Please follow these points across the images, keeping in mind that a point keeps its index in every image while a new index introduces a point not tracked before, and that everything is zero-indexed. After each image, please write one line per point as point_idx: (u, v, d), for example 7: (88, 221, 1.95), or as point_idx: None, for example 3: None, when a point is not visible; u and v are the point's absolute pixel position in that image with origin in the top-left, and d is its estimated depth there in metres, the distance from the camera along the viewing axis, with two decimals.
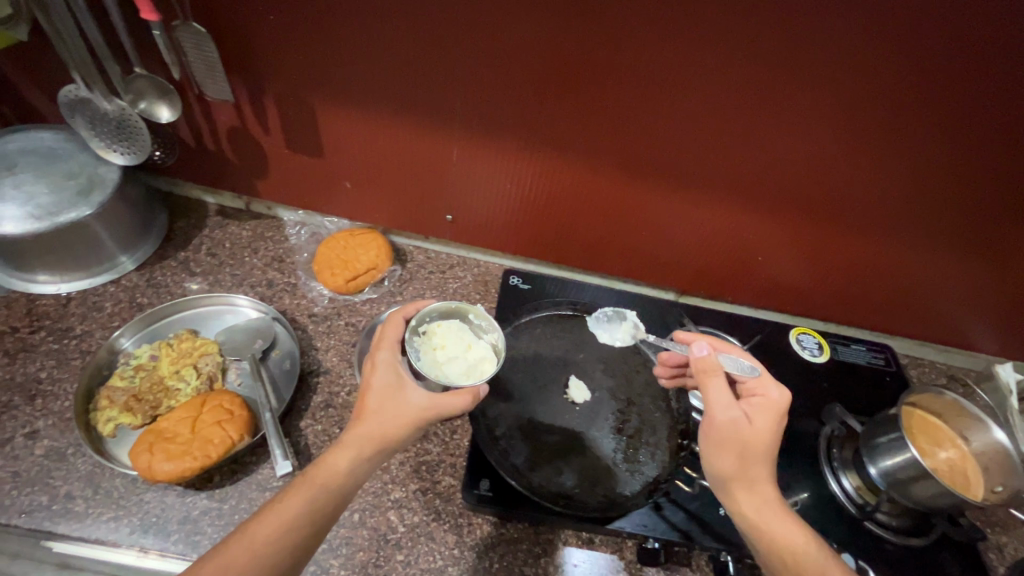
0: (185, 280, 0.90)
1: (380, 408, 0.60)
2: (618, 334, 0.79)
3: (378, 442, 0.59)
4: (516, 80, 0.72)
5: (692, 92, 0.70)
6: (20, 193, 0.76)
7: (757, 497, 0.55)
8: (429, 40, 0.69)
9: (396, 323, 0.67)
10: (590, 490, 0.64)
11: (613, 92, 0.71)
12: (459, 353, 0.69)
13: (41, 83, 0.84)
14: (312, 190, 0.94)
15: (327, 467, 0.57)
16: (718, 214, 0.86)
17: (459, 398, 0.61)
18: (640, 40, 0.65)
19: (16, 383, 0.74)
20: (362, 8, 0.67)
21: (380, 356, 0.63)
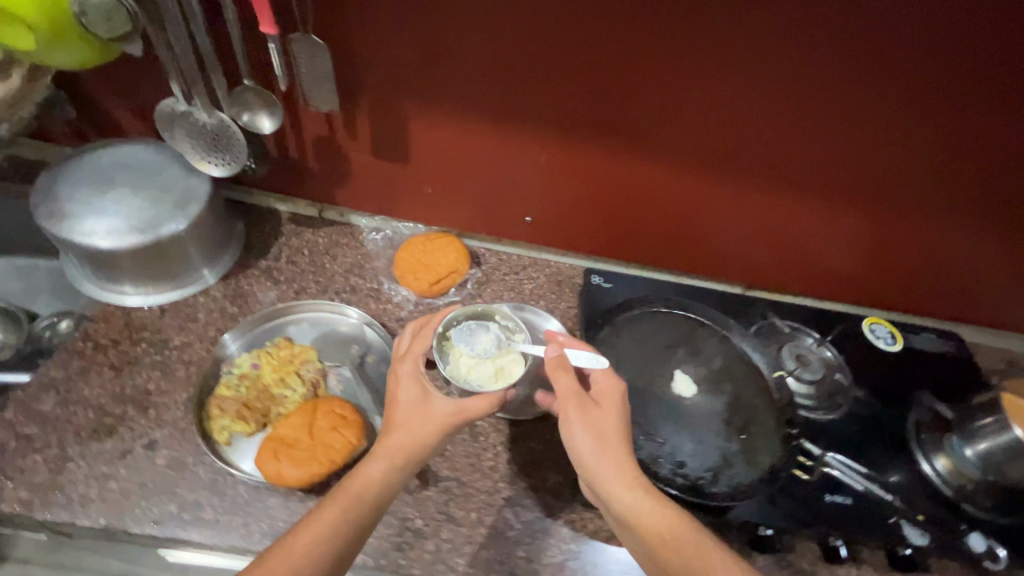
0: (271, 289, 0.90)
1: (406, 420, 0.63)
2: (477, 350, 0.70)
3: (404, 453, 0.61)
4: (607, 82, 0.74)
5: (777, 90, 0.72)
6: (122, 206, 0.76)
7: (627, 483, 0.57)
8: (524, 42, 0.71)
9: (424, 338, 0.68)
10: (714, 481, 0.66)
11: (701, 92, 0.74)
12: (483, 356, 0.70)
13: (124, 95, 0.83)
14: (391, 195, 0.94)
15: (362, 479, 0.60)
16: (791, 210, 0.88)
17: (481, 401, 0.62)
18: (734, 39, 0.68)
19: (127, 395, 0.75)
20: (465, 12, 0.69)
21: (401, 368, 0.66)
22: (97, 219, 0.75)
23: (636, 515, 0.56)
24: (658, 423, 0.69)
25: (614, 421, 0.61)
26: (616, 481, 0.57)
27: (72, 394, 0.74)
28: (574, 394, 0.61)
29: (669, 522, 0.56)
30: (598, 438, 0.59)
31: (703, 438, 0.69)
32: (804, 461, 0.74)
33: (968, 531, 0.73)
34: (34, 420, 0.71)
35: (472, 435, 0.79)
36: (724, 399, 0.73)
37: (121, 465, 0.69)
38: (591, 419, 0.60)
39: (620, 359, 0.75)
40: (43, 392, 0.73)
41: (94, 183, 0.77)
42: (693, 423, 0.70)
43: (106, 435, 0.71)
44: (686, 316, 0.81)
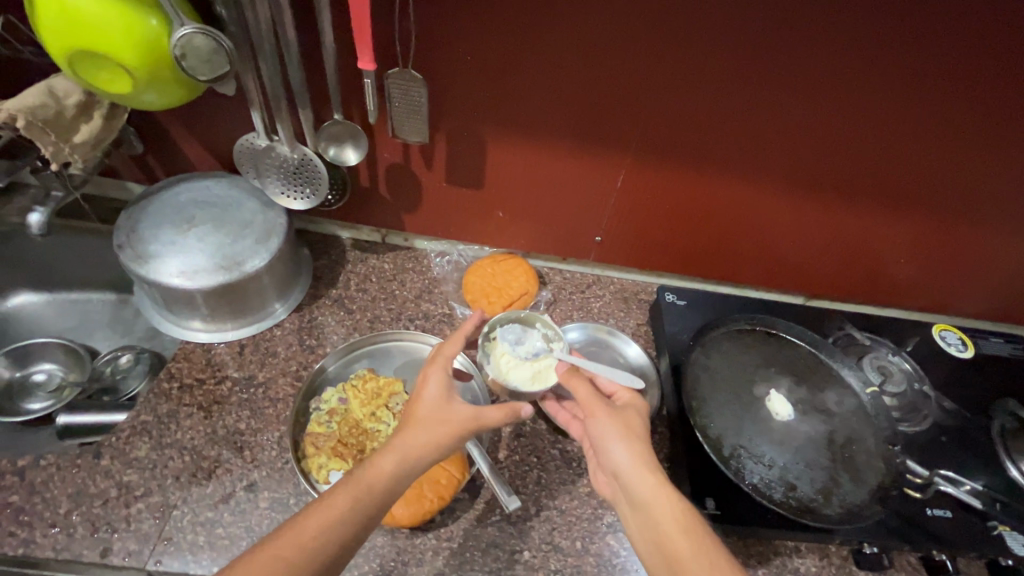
0: (345, 319, 0.90)
1: (428, 418, 0.60)
2: (521, 350, 0.72)
3: (422, 453, 0.58)
4: (689, 103, 0.74)
5: (861, 106, 0.72)
6: (206, 244, 0.76)
7: (649, 467, 0.59)
8: (607, 69, 0.71)
9: (456, 340, 0.68)
10: (827, 501, 0.65)
11: (783, 110, 0.74)
12: (525, 358, 0.72)
13: (194, 131, 0.82)
14: (460, 220, 0.94)
15: (373, 470, 0.55)
16: (862, 222, 0.88)
17: (497, 411, 0.62)
18: (826, 61, 0.67)
19: (220, 437, 0.74)
20: (551, 40, 0.68)
21: (433, 368, 0.65)
22: (182, 258, 0.74)
23: (653, 498, 0.57)
24: (761, 446, 0.69)
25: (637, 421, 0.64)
26: (638, 475, 0.59)
27: (165, 437, 0.73)
28: (594, 398, 0.65)
29: (683, 511, 0.57)
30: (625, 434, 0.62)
31: (809, 459, 0.68)
32: (913, 479, 0.74)
33: None
34: (131, 467, 0.70)
35: (565, 461, 0.79)
36: (822, 418, 0.72)
37: (225, 509, 0.68)
38: (616, 418, 0.63)
39: (716, 382, 0.75)
40: (136, 437, 0.72)
41: (176, 222, 0.77)
42: (797, 446, 0.69)
43: (206, 479, 0.70)
44: (770, 333, 0.81)
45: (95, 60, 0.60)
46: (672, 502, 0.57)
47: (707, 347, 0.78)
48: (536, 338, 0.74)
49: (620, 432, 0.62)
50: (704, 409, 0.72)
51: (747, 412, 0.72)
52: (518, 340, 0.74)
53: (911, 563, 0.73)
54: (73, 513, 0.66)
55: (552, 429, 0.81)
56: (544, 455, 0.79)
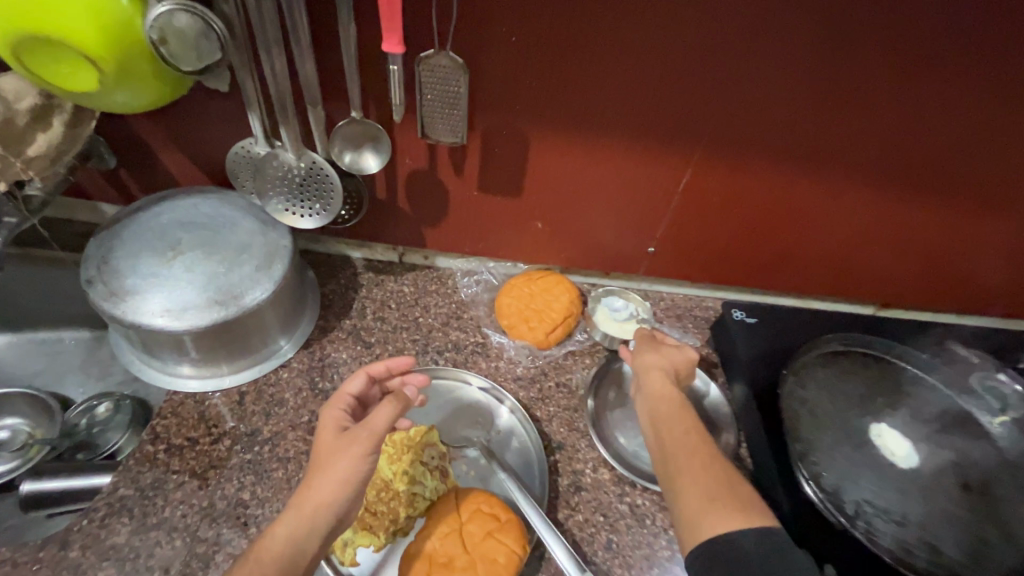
0: (362, 354, 0.76)
1: (322, 460, 0.52)
2: (621, 311, 0.84)
3: (318, 503, 0.50)
4: (757, 96, 0.62)
5: (982, 93, 0.60)
6: (196, 275, 0.62)
7: (654, 365, 0.62)
8: (666, 55, 0.59)
9: (356, 378, 0.61)
10: (980, 567, 0.53)
11: (883, 98, 0.62)
12: (618, 318, 0.83)
13: (179, 141, 0.68)
14: (490, 233, 0.82)
15: (258, 555, 0.47)
16: (957, 226, 0.76)
17: (385, 411, 0.54)
18: (950, 37, 0.55)
19: (220, 512, 0.60)
20: (604, 20, 0.56)
21: (327, 411, 0.59)
22: (166, 294, 0.60)
23: (651, 387, 0.60)
24: (887, 498, 0.57)
25: (680, 357, 0.64)
26: (645, 372, 0.62)
27: (149, 517, 0.59)
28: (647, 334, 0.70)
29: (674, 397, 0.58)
30: (656, 351, 0.65)
31: (946, 512, 0.56)
32: None
33: None
34: (108, 560, 0.56)
35: (637, 519, 0.65)
36: (950, 457, 0.60)
37: None
38: (652, 343, 0.67)
39: (819, 419, 0.62)
40: (114, 519, 0.58)
41: (159, 248, 0.63)
42: (929, 497, 0.57)
43: (202, 569, 0.56)
44: (868, 356, 0.69)
45: (51, 48, 0.47)
46: (667, 392, 0.59)
47: (799, 374, 0.66)
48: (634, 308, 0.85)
49: (648, 349, 0.65)
50: (812, 455, 0.59)
51: (862, 455, 0.59)
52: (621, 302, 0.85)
53: None
54: None
55: (617, 479, 0.69)
56: (610, 513, 0.66)
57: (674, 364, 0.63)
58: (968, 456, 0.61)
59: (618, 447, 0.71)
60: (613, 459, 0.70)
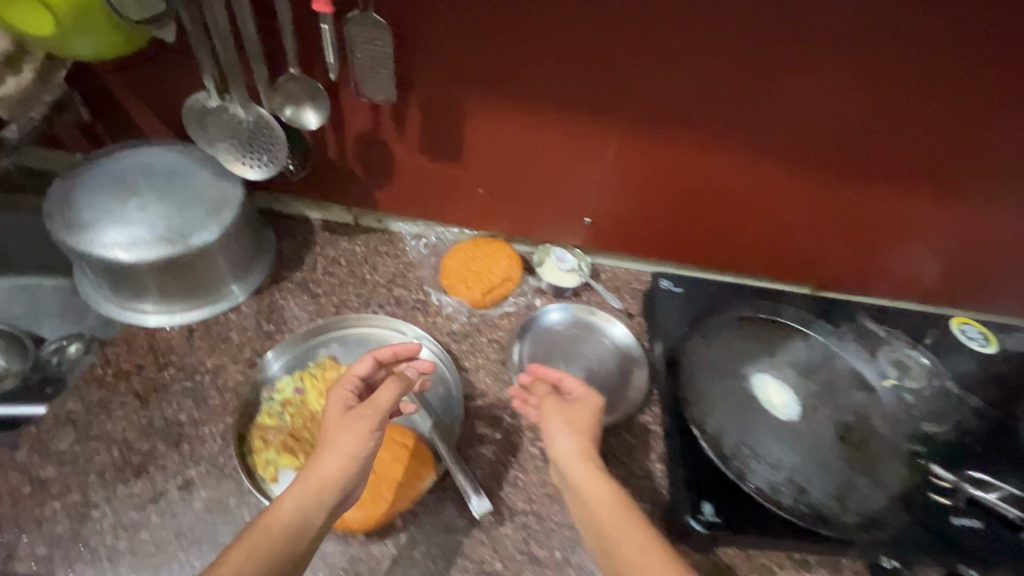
0: (309, 303, 0.82)
1: (330, 434, 0.56)
2: (566, 260, 0.90)
3: (324, 478, 0.53)
4: (673, 75, 0.68)
5: (898, 76, 0.65)
6: (148, 215, 0.68)
7: (576, 452, 0.58)
8: (589, 32, 0.65)
9: (365, 360, 0.63)
10: (842, 507, 0.57)
11: (790, 81, 0.67)
12: (563, 269, 0.90)
13: (141, 94, 0.74)
14: (438, 197, 0.87)
15: (270, 520, 0.50)
16: (887, 209, 0.80)
17: (389, 388, 0.59)
18: (855, 19, 0.60)
19: (156, 429, 0.66)
20: None
21: (333, 390, 0.61)
22: (119, 229, 0.66)
23: (579, 480, 0.56)
24: (768, 444, 0.61)
25: (583, 417, 0.61)
26: (570, 462, 0.58)
27: (92, 429, 0.65)
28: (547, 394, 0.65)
29: (611, 497, 0.54)
30: (567, 426, 0.61)
31: (821, 460, 0.60)
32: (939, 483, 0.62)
33: None
34: (51, 462, 0.62)
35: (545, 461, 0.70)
36: (834, 412, 0.64)
37: (153, 511, 0.60)
38: (562, 412, 0.62)
39: (717, 372, 0.66)
40: (60, 428, 0.64)
41: (116, 190, 0.69)
42: (807, 446, 0.61)
43: (134, 476, 0.62)
44: (779, 322, 0.73)
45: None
46: (601, 487, 0.55)
47: (706, 332, 0.70)
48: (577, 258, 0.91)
49: (561, 423, 0.60)
50: (702, 403, 0.63)
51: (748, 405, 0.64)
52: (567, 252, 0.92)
53: None
54: None
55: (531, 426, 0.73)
56: (521, 454, 0.71)
57: (589, 431, 0.60)
58: (853, 411, 0.65)
59: None
60: None
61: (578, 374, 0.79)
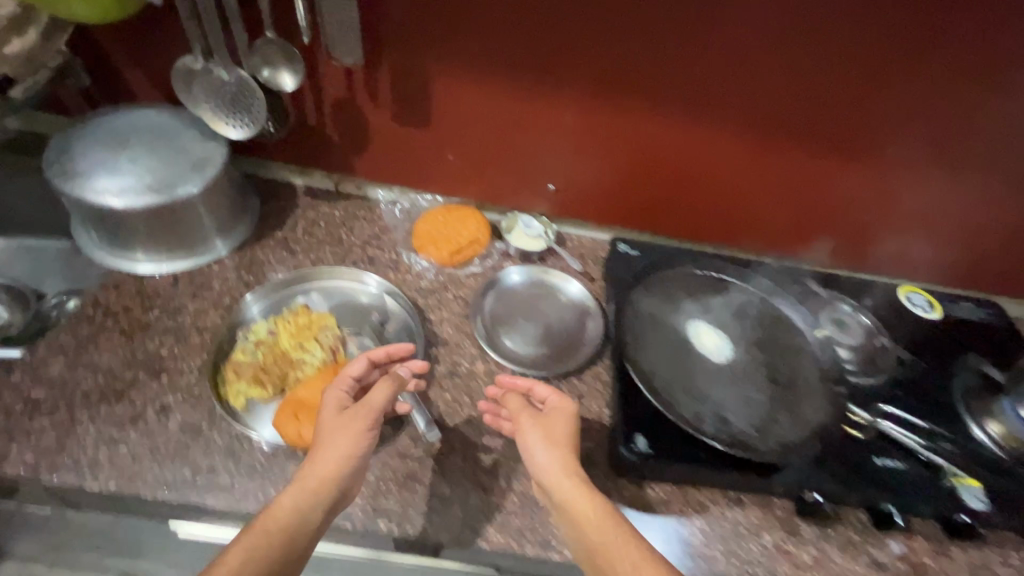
0: (288, 259, 0.87)
1: (326, 433, 0.58)
2: (533, 226, 0.95)
3: (320, 477, 0.55)
4: (618, 37, 0.74)
5: (830, 40, 0.71)
6: (138, 167, 0.74)
7: (562, 469, 0.58)
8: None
9: (358, 362, 0.66)
10: (762, 438, 0.62)
11: (724, 43, 0.73)
12: (530, 235, 0.94)
13: (136, 59, 0.81)
14: (411, 164, 0.93)
15: (270, 519, 0.52)
16: (834, 176, 0.85)
17: (383, 387, 0.61)
18: None
19: (139, 360, 0.72)
20: None
21: (327, 393, 0.63)
22: (111, 178, 0.72)
23: (566, 498, 0.56)
24: (699, 383, 0.65)
25: (565, 429, 0.62)
26: (556, 480, 0.58)
27: (81, 359, 0.71)
28: (523, 408, 0.64)
29: (602, 510, 0.55)
30: (548, 440, 0.61)
31: (746, 397, 0.64)
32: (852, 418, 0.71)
33: None
34: (42, 384, 0.68)
35: None
36: (765, 356, 0.69)
37: (132, 429, 0.65)
38: (542, 425, 0.62)
39: (656, 319, 0.71)
40: (51, 357, 0.70)
41: (109, 144, 0.75)
42: (733, 385, 0.66)
43: (116, 399, 0.68)
44: (723, 280, 0.77)
45: None
46: (590, 499, 0.56)
47: (650, 286, 0.75)
48: (542, 224, 0.96)
49: (544, 439, 0.60)
50: (638, 345, 0.68)
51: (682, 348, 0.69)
52: (533, 220, 0.96)
53: (861, 521, 0.71)
54: None
55: (488, 371, 0.79)
56: (476, 395, 0.76)
57: (569, 446, 0.61)
58: (784, 356, 0.69)
59: (499, 346, 0.82)
60: (490, 355, 0.80)
61: (536, 328, 0.84)
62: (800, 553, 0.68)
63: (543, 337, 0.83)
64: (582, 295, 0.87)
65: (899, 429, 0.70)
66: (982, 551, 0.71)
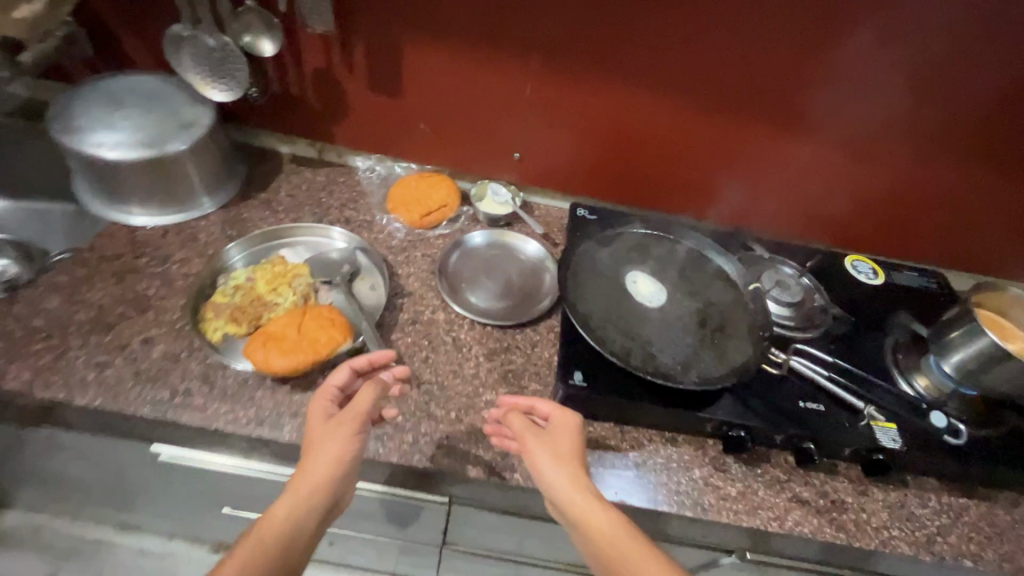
0: (270, 218, 0.94)
1: (315, 444, 0.62)
2: (501, 194, 1.01)
3: (314, 485, 0.59)
4: (567, 10, 0.80)
5: (768, 11, 0.76)
6: (132, 124, 0.81)
7: (568, 481, 0.61)
8: None
9: (341, 373, 0.67)
10: (685, 371, 0.68)
11: (664, 15, 0.79)
12: (498, 201, 1.00)
13: (134, 29, 0.89)
14: (387, 132, 0.99)
15: (266, 527, 0.57)
16: (783, 145, 0.90)
17: (367, 394, 0.64)
18: None
19: (128, 298, 0.79)
20: None
21: (314, 404, 0.65)
22: (107, 134, 0.80)
23: (576, 510, 0.60)
24: (631, 325, 0.72)
25: (569, 442, 0.64)
26: (563, 495, 0.61)
27: (77, 295, 0.78)
28: (529, 426, 0.65)
29: (610, 521, 0.59)
30: (553, 455, 0.63)
31: (673, 337, 0.72)
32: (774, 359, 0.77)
33: (953, 435, 0.73)
34: (41, 315, 0.75)
35: (455, 346, 0.82)
36: (695, 304, 0.75)
37: (119, 355, 0.73)
38: (546, 441, 0.64)
39: (597, 268, 0.78)
40: (50, 293, 0.78)
41: (107, 104, 0.83)
42: (662, 326, 0.72)
43: (106, 330, 0.75)
44: (665, 240, 0.84)
45: None
46: (600, 511, 0.59)
47: (596, 242, 0.82)
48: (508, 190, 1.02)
49: (551, 457, 0.62)
50: (579, 290, 0.75)
51: (620, 294, 0.75)
52: (500, 188, 1.02)
53: (788, 462, 0.76)
54: None
55: (448, 320, 0.85)
56: (435, 340, 0.82)
57: (571, 460, 0.63)
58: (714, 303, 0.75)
59: (462, 299, 0.88)
60: (451, 306, 0.86)
61: (496, 284, 0.91)
62: (727, 487, 0.73)
63: (503, 292, 0.89)
64: (539, 254, 0.94)
65: (822, 370, 0.76)
66: (901, 492, 0.76)
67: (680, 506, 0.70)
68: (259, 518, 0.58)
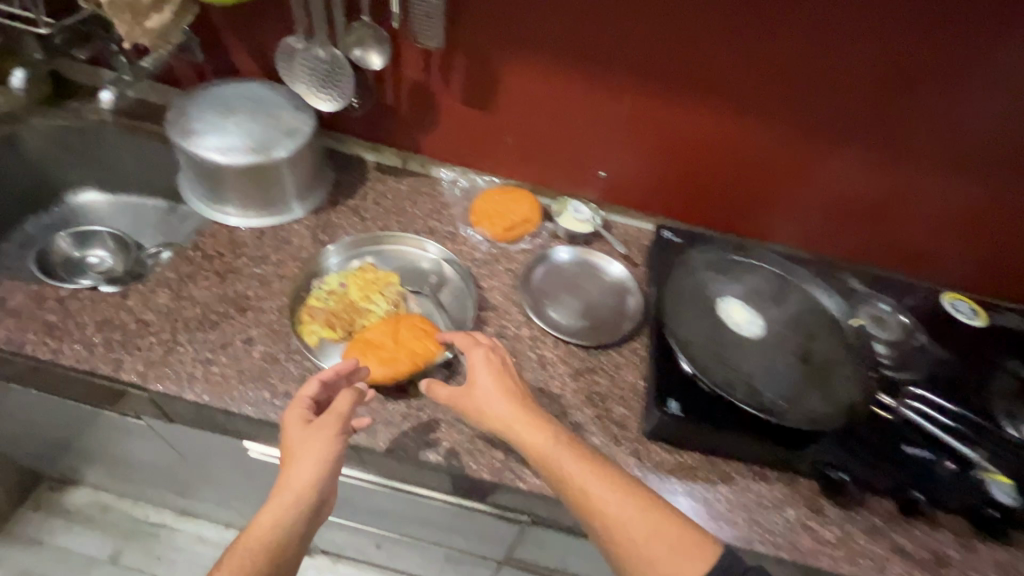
0: (357, 225, 0.96)
1: (295, 451, 0.59)
2: (582, 211, 1.00)
3: (297, 488, 0.57)
4: (658, 31, 0.81)
5: (879, 32, 0.75)
6: (241, 129, 0.84)
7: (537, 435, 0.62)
8: None
9: (311, 386, 0.64)
10: (788, 407, 0.67)
11: (758, 38, 0.79)
12: (579, 218, 0.99)
13: (247, 40, 0.93)
14: (472, 145, 1.00)
15: (250, 541, 0.54)
16: (874, 173, 0.88)
17: (345, 397, 0.62)
18: None
19: (229, 297, 0.82)
20: None
21: (286, 416, 0.62)
22: (218, 137, 0.83)
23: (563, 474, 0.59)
24: (729, 356, 0.71)
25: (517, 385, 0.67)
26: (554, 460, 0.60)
27: (182, 292, 0.82)
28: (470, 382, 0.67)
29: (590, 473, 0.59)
30: (515, 409, 0.64)
31: (772, 370, 0.70)
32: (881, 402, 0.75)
33: None
34: (150, 309, 0.79)
35: (540, 364, 0.82)
36: (794, 339, 0.74)
37: (222, 353, 0.75)
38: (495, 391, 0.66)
39: (693, 295, 0.77)
40: (158, 288, 0.82)
41: (219, 109, 0.86)
42: (761, 359, 0.71)
43: (210, 327, 0.78)
44: (761, 268, 0.82)
45: None
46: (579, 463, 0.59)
47: (690, 267, 0.81)
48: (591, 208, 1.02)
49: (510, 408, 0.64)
50: (676, 317, 0.74)
51: (717, 323, 0.74)
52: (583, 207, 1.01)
53: (888, 510, 0.72)
54: (98, 335, 0.75)
55: (532, 337, 0.85)
56: (520, 356, 0.82)
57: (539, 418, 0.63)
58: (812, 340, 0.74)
59: (546, 316, 0.88)
60: (534, 323, 0.86)
61: (579, 302, 0.90)
62: (823, 531, 0.70)
63: (586, 312, 0.89)
64: (621, 275, 0.93)
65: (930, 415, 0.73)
66: (1013, 552, 0.71)
67: (774, 548, 0.68)
68: (239, 536, 0.54)
